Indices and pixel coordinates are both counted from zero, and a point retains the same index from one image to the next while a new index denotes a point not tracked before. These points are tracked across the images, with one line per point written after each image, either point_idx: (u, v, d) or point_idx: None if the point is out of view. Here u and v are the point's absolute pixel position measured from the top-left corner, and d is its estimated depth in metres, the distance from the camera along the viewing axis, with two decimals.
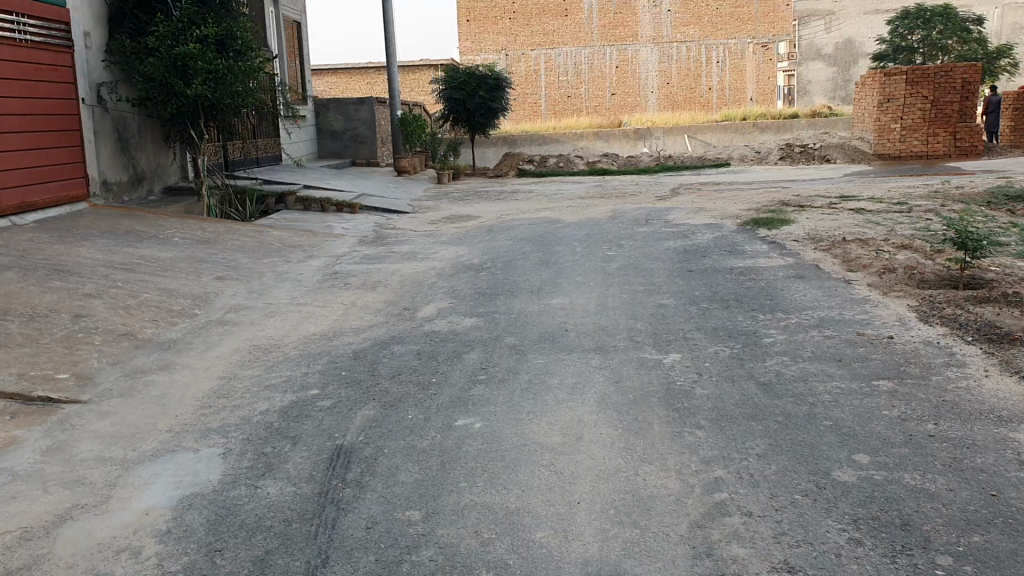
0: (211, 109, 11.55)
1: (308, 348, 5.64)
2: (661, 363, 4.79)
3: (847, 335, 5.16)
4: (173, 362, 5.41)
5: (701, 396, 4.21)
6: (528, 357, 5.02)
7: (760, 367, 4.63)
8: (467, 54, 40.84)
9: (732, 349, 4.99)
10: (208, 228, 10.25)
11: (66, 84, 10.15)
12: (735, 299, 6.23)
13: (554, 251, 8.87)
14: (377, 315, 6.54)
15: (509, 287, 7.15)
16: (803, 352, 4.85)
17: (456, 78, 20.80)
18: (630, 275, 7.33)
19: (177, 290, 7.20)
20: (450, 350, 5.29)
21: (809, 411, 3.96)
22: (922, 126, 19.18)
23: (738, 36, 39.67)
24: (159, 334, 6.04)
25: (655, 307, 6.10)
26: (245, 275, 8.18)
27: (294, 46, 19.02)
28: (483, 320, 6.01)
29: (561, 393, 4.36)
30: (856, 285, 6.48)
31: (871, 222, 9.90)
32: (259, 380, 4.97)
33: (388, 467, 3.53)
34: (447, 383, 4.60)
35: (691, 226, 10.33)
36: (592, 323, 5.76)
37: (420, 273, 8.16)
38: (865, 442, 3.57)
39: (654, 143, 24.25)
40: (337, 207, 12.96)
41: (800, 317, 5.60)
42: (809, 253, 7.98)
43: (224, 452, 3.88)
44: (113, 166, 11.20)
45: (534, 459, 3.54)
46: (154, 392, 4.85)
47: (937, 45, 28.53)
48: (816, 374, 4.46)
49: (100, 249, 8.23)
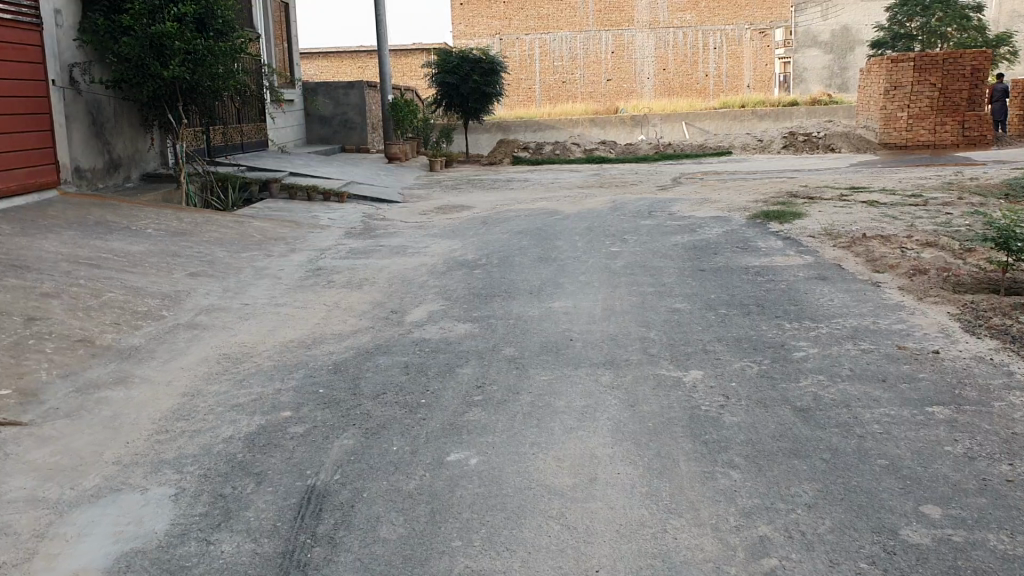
0: (189, 91, 10.92)
1: (284, 358, 5.07)
2: (680, 383, 4.22)
3: (887, 349, 4.61)
4: (132, 374, 4.83)
5: (732, 425, 3.67)
6: (530, 373, 4.45)
7: (795, 389, 4.07)
8: (459, 38, 40.11)
9: (759, 365, 4.43)
10: (186, 218, 9.65)
11: (34, 65, 9.50)
12: (755, 304, 5.66)
13: (553, 246, 8.30)
14: (362, 319, 5.96)
15: (506, 286, 6.59)
16: (840, 370, 4.29)
17: (449, 62, 20.16)
18: (638, 275, 6.79)
19: (145, 289, 6.61)
20: (442, 363, 4.71)
21: (859, 445, 3.41)
22: (928, 114, 18.65)
23: (735, 22, 38.85)
24: (119, 341, 5.45)
25: (668, 313, 5.54)
26: (222, 271, 7.58)
27: (282, 28, 18.32)
28: (478, 327, 5.44)
29: (568, 419, 3.80)
30: (886, 289, 5.92)
31: (889, 216, 9.35)
32: (226, 397, 4.40)
33: (367, 518, 2.98)
34: (438, 405, 4.04)
35: (697, 220, 9.73)
36: (600, 331, 5.20)
37: (410, 270, 7.57)
38: (933, 489, 3.02)
39: (651, 130, 23.65)
40: (323, 195, 12.35)
41: (830, 327, 5.05)
42: (829, 251, 7.42)
43: (176, 493, 3.31)
44: (86, 151, 10.57)
45: (540, 508, 2.99)
46: (104, 413, 4.26)
47: (936, 32, 27.94)
48: (860, 399, 3.90)
49: (66, 242, 7.62)
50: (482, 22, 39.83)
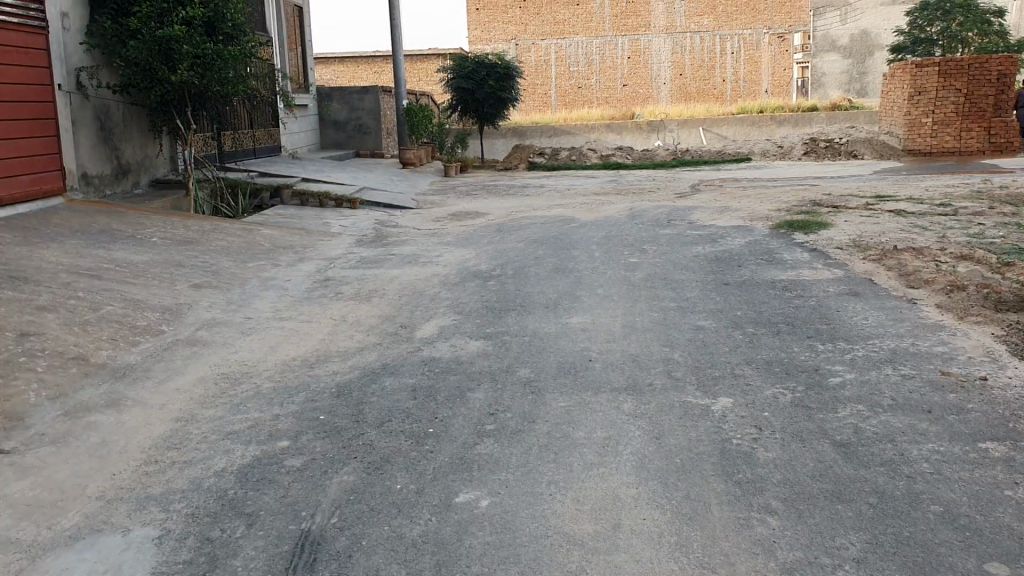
0: (198, 96, 10.69)
1: (286, 378, 4.80)
2: (709, 411, 3.92)
3: (930, 375, 4.28)
4: (125, 396, 4.56)
5: (765, 463, 3.37)
6: (546, 399, 4.15)
7: (833, 421, 3.76)
8: (475, 44, 39.96)
9: (794, 393, 4.11)
10: (192, 226, 9.41)
11: (39, 69, 9.27)
12: (785, 323, 5.35)
13: (570, 256, 8.00)
14: (369, 335, 5.68)
15: (521, 300, 6.29)
16: (882, 399, 3.97)
17: (465, 67, 19.91)
18: (659, 288, 6.49)
19: (146, 302, 6.35)
20: (452, 386, 4.42)
21: (908, 488, 3.10)
22: (954, 120, 18.23)
23: (753, 26, 38.40)
24: (114, 358, 5.18)
25: (692, 331, 5.23)
26: (227, 282, 7.33)
27: (296, 32, 18.12)
28: (491, 345, 5.15)
29: (588, 454, 3.51)
30: (923, 306, 5.60)
31: (918, 227, 9.01)
32: (222, 424, 4.13)
33: (366, 570, 2.70)
34: (447, 435, 3.76)
35: (719, 229, 9.42)
36: (620, 351, 4.90)
37: (421, 281, 7.30)
38: (996, 543, 2.70)
39: (668, 135, 23.32)
40: (335, 201, 12.11)
41: (868, 349, 4.73)
42: (859, 264, 7.09)
43: (161, 535, 3.04)
44: (93, 157, 10.36)
45: (558, 562, 2.70)
46: (91, 439, 3.99)
47: (956, 37, 27.42)
48: (905, 433, 3.59)
49: (68, 252, 7.38)
50: (497, 28, 39.64)
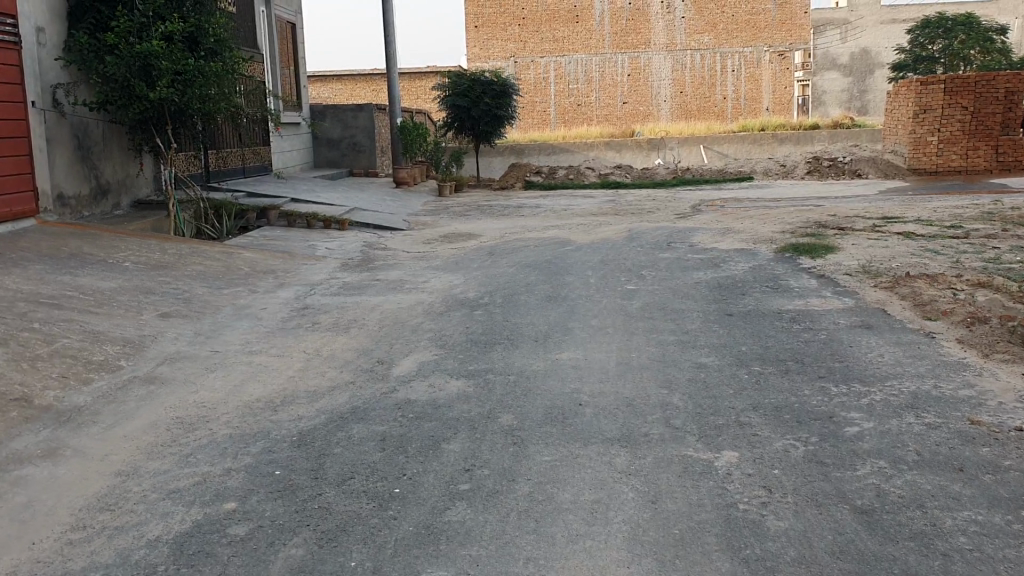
0: (179, 114, 10.29)
1: (245, 425, 4.35)
2: (711, 469, 3.47)
3: (957, 424, 3.83)
4: (63, 446, 4.10)
5: (777, 535, 2.92)
6: (530, 452, 3.71)
7: (852, 481, 3.31)
8: (474, 61, 39.55)
9: (807, 446, 3.67)
10: (170, 249, 8.99)
11: (10, 85, 8.85)
12: (794, 360, 4.91)
13: (563, 283, 7.57)
14: (342, 372, 5.24)
15: (509, 332, 5.85)
16: (906, 455, 3.53)
17: (460, 85, 19.54)
18: (657, 319, 6.05)
19: (107, 334, 5.90)
20: (425, 435, 3.98)
21: (945, 570, 2.66)
22: (960, 139, 17.83)
23: (754, 44, 38.01)
24: (60, 399, 4.71)
25: (693, 371, 4.79)
26: (199, 311, 6.89)
27: (289, 50, 17.76)
28: (473, 384, 4.72)
29: (574, 522, 3.07)
30: (943, 342, 5.16)
31: (930, 251, 8.57)
32: (166, 480, 3.68)
33: None
34: (415, 497, 3.32)
35: (722, 252, 9.01)
36: (615, 393, 4.46)
37: (404, 310, 6.85)
38: None
39: (669, 154, 22.89)
40: (323, 222, 11.70)
41: (886, 392, 4.29)
42: (870, 292, 6.66)
43: None
44: (70, 177, 9.95)
45: None
46: (15, 499, 3.53)
47: (959, 54, 26.96)
48: (935, 497, 3.14)
49: (31, 278, 6.94)
50: (496, 45, 39.20)
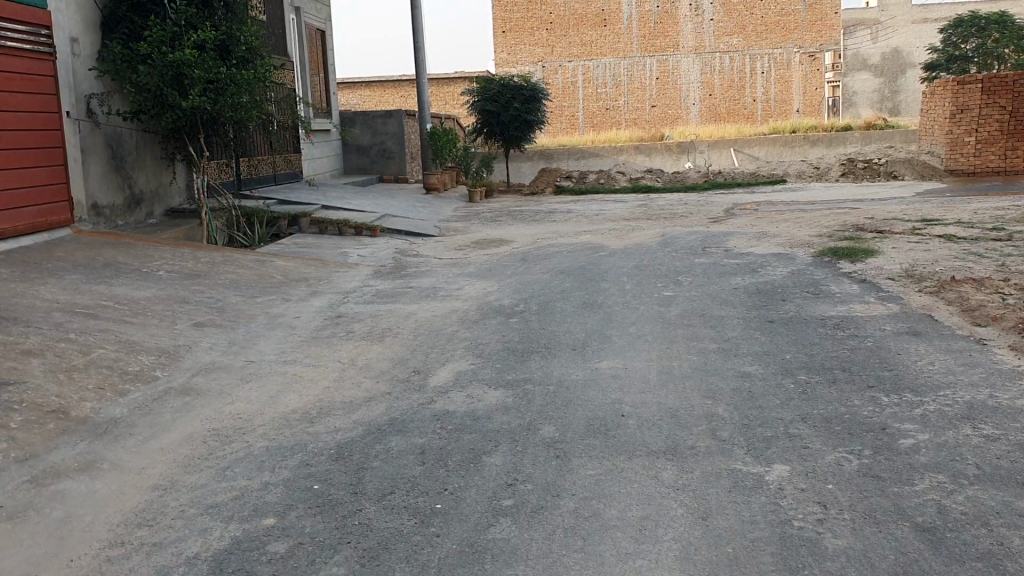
0: (211, 123, 10.27)
1: (282, 437, 4.29)
2: (763, 483, 3.36)
3: (1017, 436, 3.68)
4: (100, 459, 4.06)
5: (836, 555, 2.80)
6: (572, 466, 3.61)
7: (911, 496, 3.18)
8: (502, 66, 39.51)
9: (860, 458, 3.55)
10: (203, 257, 9.00)
11: (47, 96, 8.91)
12: (841, 368, 4.78)
13: (599, 289, 7.47)
14: (377, 383, 5.17)
15: (546, 341, 5.75)
16: (967, 470, 3.38)
17: (489, 89, 19.52)
18: (697, 326, 5.94)
19: (142, 344, 5.87)
20: (466, 448, 3.89)
21: None
22: (998, 139, 17.48)
23: (784, 45, 37.71)
24: (97, 411, 4.68)
25: (737, 380, 4.67)
26: (232, 320, 6.86)
27: (318, 57, 17.77)
28: (513, 395, 4.63)
29: (622, 540, 2.97)
30: (995, 348, 5.01)
31: (972, 254, 8.39)
32: (206, 495, 3.62)
33: None
34: (458, 514, 3.23)
35: (757, 257, 8.83)
36: (656, 404, 4.35)
37: (438, 318, 6.77)
38: None
39: (699, 157, 22.74)
40: (355, 229, 11.68)
41: (939, 402, 4.15)
42: (915, 298, 6.49)
43: None
44: (104, 186, 9.98)
45: None
46: (52, 514, 3.49)
47: (993, 54, 26.46)
48: (1001, 514, 3.00)
49: (67, 288, 6.95)
50: (525, 50, 39.22)
